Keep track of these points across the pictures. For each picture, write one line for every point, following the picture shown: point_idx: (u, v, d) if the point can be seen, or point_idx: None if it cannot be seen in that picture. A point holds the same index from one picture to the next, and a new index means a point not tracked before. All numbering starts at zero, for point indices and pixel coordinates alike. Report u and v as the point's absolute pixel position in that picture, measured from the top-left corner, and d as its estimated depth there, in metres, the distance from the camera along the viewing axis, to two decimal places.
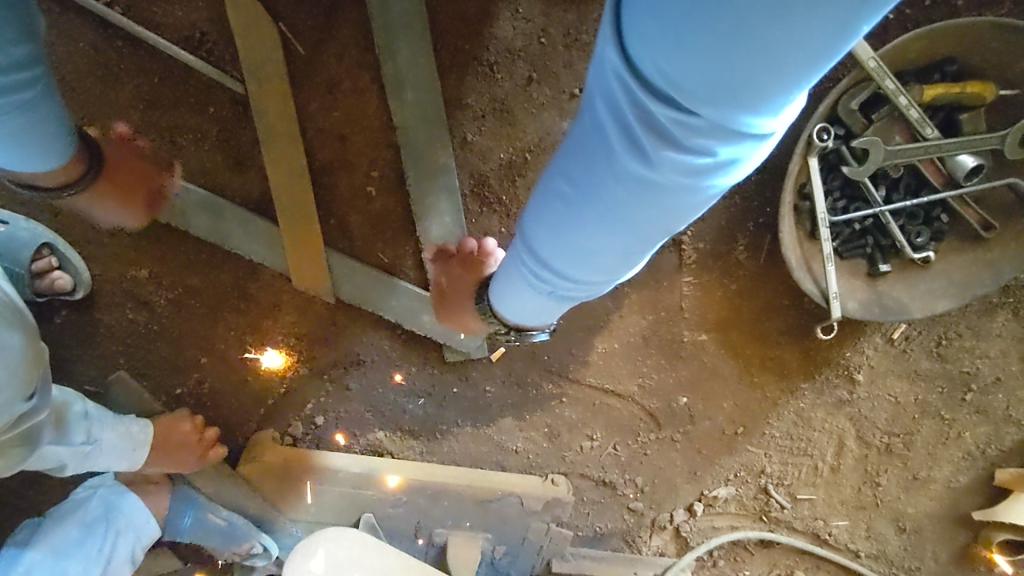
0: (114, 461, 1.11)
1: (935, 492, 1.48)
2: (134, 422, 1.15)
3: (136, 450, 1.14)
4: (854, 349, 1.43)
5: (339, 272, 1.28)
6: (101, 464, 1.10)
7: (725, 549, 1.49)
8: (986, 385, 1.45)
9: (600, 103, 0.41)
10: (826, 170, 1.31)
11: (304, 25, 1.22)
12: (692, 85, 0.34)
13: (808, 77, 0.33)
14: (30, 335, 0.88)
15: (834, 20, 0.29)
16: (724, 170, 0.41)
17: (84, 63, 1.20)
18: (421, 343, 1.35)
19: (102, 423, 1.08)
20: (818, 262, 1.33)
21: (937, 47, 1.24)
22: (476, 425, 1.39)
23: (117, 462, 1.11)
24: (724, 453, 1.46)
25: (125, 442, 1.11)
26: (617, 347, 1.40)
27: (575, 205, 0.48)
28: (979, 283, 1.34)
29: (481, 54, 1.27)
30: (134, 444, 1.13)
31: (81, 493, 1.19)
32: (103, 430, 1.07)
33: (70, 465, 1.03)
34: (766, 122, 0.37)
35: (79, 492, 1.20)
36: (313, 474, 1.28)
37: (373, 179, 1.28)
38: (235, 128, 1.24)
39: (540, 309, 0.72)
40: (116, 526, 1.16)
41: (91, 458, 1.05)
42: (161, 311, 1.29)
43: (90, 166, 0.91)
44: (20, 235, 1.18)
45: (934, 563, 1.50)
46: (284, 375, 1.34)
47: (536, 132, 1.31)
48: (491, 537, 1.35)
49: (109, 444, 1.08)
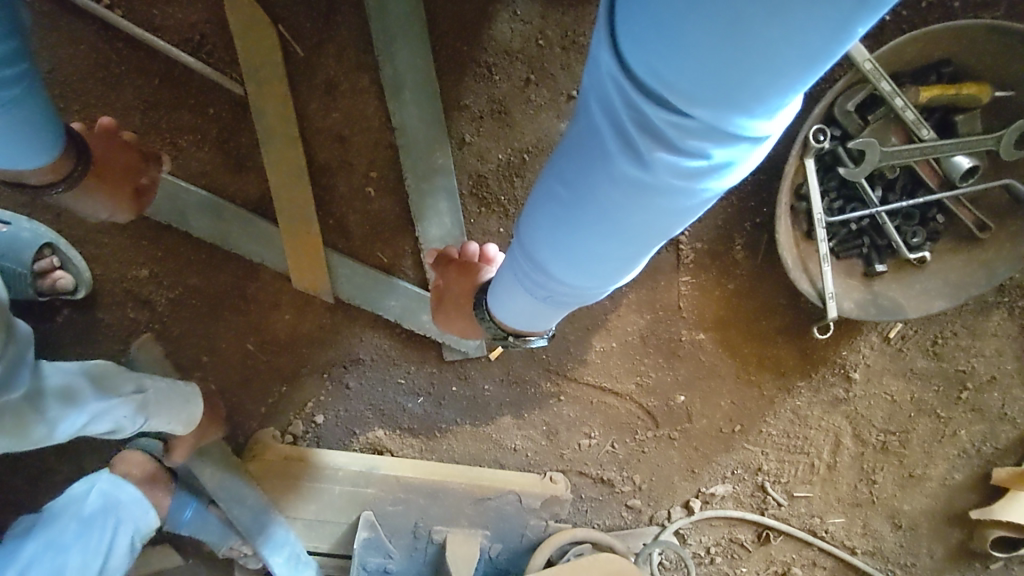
0: (174, 419, 1.11)
1: (930, 489, 1.49)
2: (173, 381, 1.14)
3: (190, 404, 1.14)
4: (850, 348, 1.44)
5: (338, 271, 1.29)
6: (164, 426, 1.10)
7: (722, 546, 1.49)
8: (981, 384, 1.46)
9: (595, 106, 0.41)
10: (823, 170, 1.31)
11: (303, 26, 1.22)
12: (687, 85, 0.35)
13: (803, 79, 0.33)
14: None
15: (828, 20, 0.29)
16: (718, 173, 0.41)
17: (84, 64, 1.20)
18: (420, 342, 1.36)
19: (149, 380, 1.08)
20: (814, 262, 1.33)
21: (933, 49, 1.24)
22: (474, 424, 1.40)
23: (179, 423, 1.11)
24: (721, 451, 1.46)
25: (170, 393, 1.10)
26: (614, 345, 1.40)
27: (571, 207, 0.48)
28: (975, 283, 1.35)
29: (479, 55, 1.27)
30: (188, 399, 1.14)
31: (77, 488, 1.13)
32: (146, 383, 1.06)
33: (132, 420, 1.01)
34: (760, 126, 0.37)
35: (75, 485, 1.14)
36: (314, 472, 1.30)
37: (372, 179, 1.28)
38: (235, 129, 1.24)
39: (536, 313, 0.72)
40: (115, 518, 1.10)
41: (154, 413, 1.05)
42: (161, 311, 1.29)
43: (81, 165, 0.91)
44: (23, 235, 1.18)
45: (929, 560, 1.51)
46: (283, 375, 1.34)
47: (533, 133, 1.31)
48: (490, 535, 1.33)
49: (165, 398, 1.08)
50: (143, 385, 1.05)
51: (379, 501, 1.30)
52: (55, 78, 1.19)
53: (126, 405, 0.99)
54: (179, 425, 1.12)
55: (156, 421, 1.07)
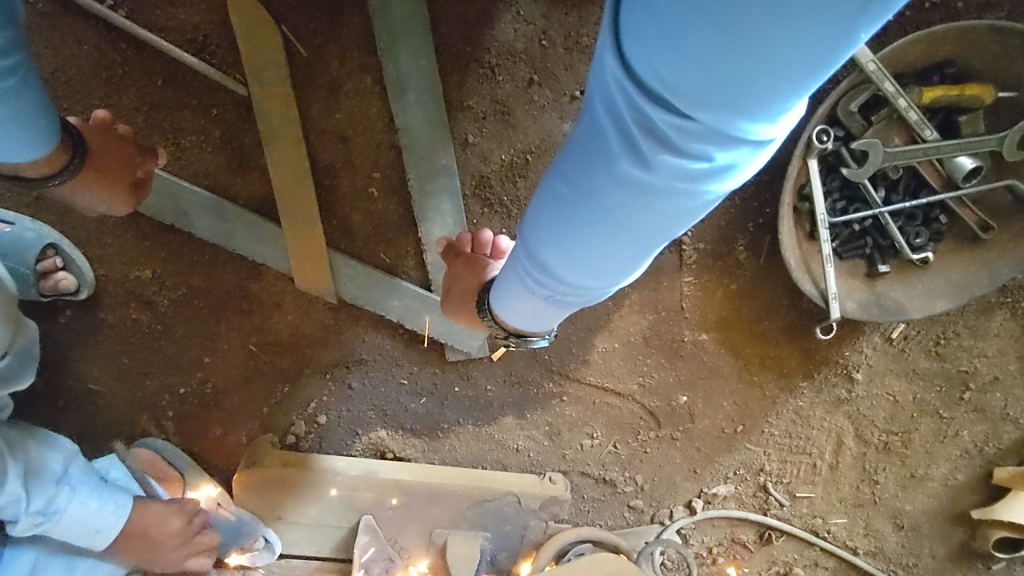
0: (79, 536, 1.08)
1: (933, 490, 1.49)
2: (113, 500, 1.10)
3: (103, 533, 1.09)
4: (853, 349, 1.44)
5: (341, 272, 1.29)
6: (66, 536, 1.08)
7: (724, 546, 1.49)
8: (984, 384, 1.46)
9: (599, 106, 0.41)
10: (826, 171, 1.31)
11: (306, 27, 1.22)
12: (689, 89, 0.35)
13: (806, 84, 0.33)
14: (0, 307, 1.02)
15: (830, 26, 0.29)
16: (722, 175, 0.41)
17: (87, 64, 1.20)
18: (422, 341, 1.36)
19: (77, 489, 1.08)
20: (817, 261, 1.34)
21: (937, 50, 1.24)
22: (476, 425, 1.40)
23: (88, 539, 1.09)
24: (723, 452, 1.47)
25: (93, 518, 1.07)
26: (617, 346, 1.40)
27: (574, 207, 0.48)
28: (978, 284, 1.35)
29: (482, 55, 1.27)
30: (99, 529, 1.08)
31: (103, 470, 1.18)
32: (71, 500, 1.06)
33: (26, 525, 1.03)
34: (763, 130, 0.37)
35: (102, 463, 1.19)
36: (314, 477, 1.29)
37: (375, 180, 1.28)
38: (237, 130, 1.24)
39: (539, 313, 0.72)
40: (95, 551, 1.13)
41: (54, 524, 1.05)
42: (163, 312, 1.29)
43: (76, 158, 0.90)
44: (25, 235, 1.19)
45: (931, 560, 1.52)
46: (285, 375, 1.34)
47: (536, 133, 1.31)
48: (490, 537, 1.35)
49: (70, 520, 1.06)
50: (59, 491, 1.05)
51: (379, 505, 1.31)
52: (57, 78, 1.19)
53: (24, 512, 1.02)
54: (84, 542, 1.09)
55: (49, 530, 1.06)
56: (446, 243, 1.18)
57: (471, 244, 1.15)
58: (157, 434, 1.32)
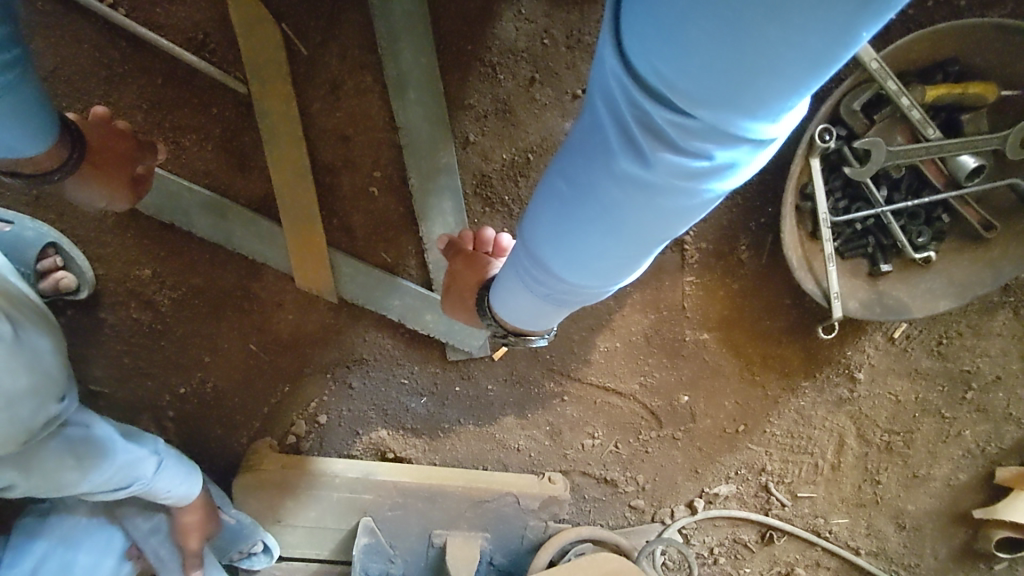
0: (173, 489, 1.06)
1: (935, 489, 1.49)
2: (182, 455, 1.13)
3: (191, 479, 1.10)
4: (855, 348, 1.44)
5: (342, 272, 1.29)
6: (162, 494, 1.05)
7: (726, 546, 1.49)
8: (986, 384, 1.45)
9: (600, 104, 0.41)
10: (828, 170, 1.31)
11: (305, 25, 1.22)
12: (690, 87, 0.34)
13: (808, 82, 0.33)
14: (52, 332, 0.92)
15: (832, 26, 0.29)
16: (723, 174, 0.40)
17: (87, 63, 1.20)
18: (423, 340, 1.35)
19: (156, 445, 1.06)
20: (819, 261, 1.33)
21: (938, 49, 1.24)
22: (477, 424, 1.40)
23: (181, 492, 1.08)
24: (725, 451, 1.46)
25: (181, 466, 1.09)
26: (619, 345, 1.40)
27: (574, 205, 0.48)
28: (980, 283, 1.34)
29: (483, 54, 1.27)
30: (189, 474, 1.10)
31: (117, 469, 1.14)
32: (160, 449, 1.07)
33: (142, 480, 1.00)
34: (765, 128, 0.37)
35: None
36: (313, 479, 1.29)
37: (376, 179, 1.28)
38: (237, 129, 1.24)
39: (538, 312, 0.72)
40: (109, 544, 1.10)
41: (163, 476, 1.03)
42: (164, 312, 1.29)
43: (76, 153, 0.90)
44: (25, 235, 1.18)
45: (933, 560, 1.52)
46: (285, 374, 1.34)
47: (537, 133, 1.31)
48: (490, 537, 1.34)
49: (169, 467, 1.05)
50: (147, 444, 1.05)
51: (378, 506, 1.30)
52: (57, 77, 1.19)
53: (143, 459, 1.00)
54: (178, 495, 1.08)
55: (156, 485, 1.03)
56: (449, 240, 1.18)
57: (473, 242, 1.15)
58: (158, 434, 1.32)
